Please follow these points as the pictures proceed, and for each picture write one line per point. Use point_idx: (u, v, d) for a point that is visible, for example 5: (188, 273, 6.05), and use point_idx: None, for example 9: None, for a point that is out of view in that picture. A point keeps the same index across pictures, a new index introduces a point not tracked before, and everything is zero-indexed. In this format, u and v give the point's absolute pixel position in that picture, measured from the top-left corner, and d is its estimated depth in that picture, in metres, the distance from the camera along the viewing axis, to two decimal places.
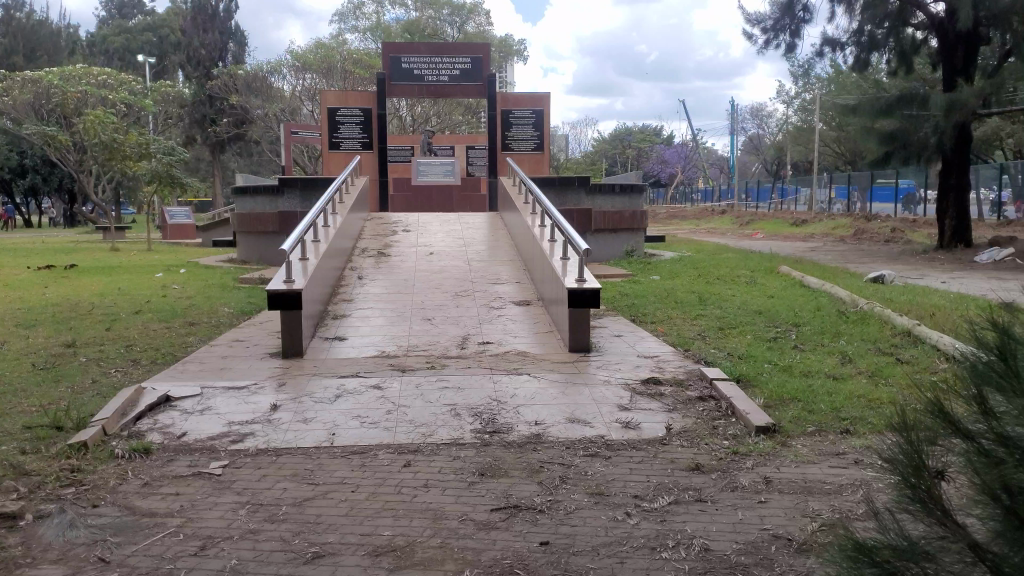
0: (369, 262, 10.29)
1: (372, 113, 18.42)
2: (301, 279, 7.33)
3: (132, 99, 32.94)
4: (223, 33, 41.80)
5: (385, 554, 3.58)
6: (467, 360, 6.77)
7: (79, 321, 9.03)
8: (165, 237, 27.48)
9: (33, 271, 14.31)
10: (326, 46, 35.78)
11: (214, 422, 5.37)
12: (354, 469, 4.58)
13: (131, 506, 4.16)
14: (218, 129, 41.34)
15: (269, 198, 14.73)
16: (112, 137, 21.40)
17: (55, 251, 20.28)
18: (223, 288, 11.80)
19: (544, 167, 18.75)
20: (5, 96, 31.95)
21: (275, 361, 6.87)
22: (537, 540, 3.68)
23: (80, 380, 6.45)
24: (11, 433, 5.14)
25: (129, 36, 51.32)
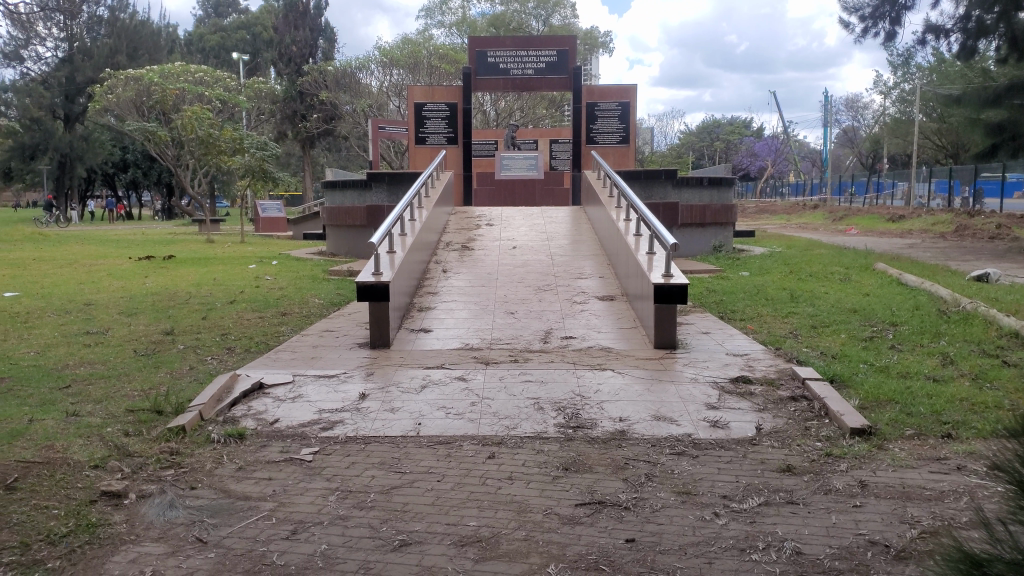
0: (453, 255, 10.37)
1: (458, 108, 18.57)
2: (389, 271, 7.43)
3: (227, 95, 34.04)
4: (313, 29, 42.83)
5: (472, 545, 3.60)
6: (551, 355, 6.75)
7: (178, 310, 9.39)
8: (258, 230, 28.31)
9: (133, 262, 14.92)
10: (412, 42, 36.27)
11: (305, 410, 5.49)
12: (439, 459, 4.63)
13: (226, 489, 4.29)
14: (309, 125, 42.09)
15: (358, 192, 14.96)
16: (209, 132, 22.16)
17: (155, 243, 21.12)
18: (313, 280, 12.08)
19: (630, 160, 18.57)
20: (110, 94, 33.40)
21: (364, 352, 7.00)
22: (622, 536, 3.65)
23: (178, 367, 6.69)
24: (115, 416, 5.38)
25: (224, 34, 53.02)
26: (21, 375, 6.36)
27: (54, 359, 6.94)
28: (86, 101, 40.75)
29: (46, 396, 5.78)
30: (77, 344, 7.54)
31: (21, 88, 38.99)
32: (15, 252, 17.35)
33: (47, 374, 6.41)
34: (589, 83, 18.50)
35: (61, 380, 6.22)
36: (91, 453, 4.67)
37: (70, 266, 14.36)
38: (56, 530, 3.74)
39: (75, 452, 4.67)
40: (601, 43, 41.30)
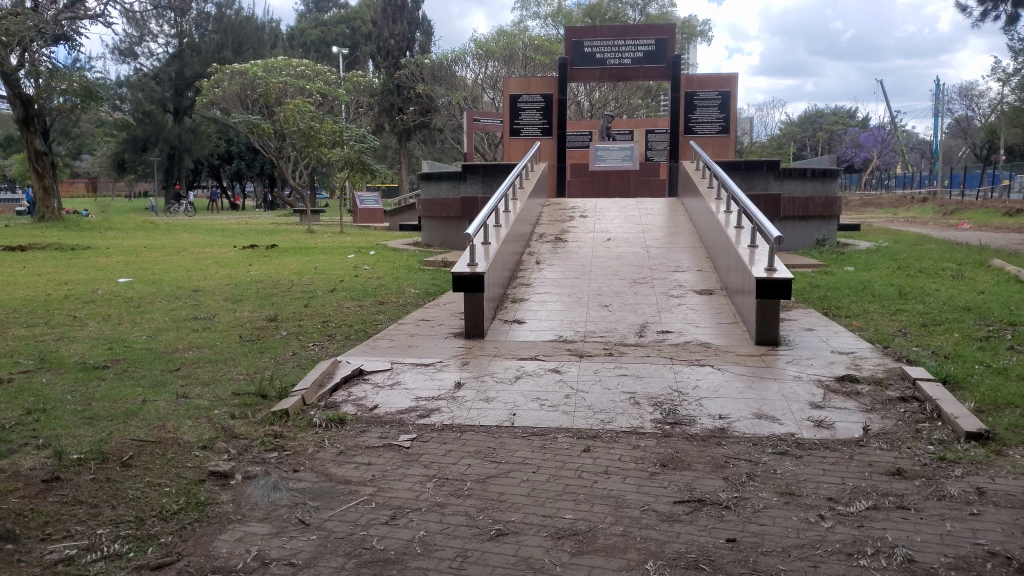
0: (547, 247, 10.34)
1: (553, 99, 18.51)
2: (484, 263, 7.46)
3: (327, 89, 34.67)
4: (410, 23, 43.44)
5: (569, 538, 3.57)
6: (646, 349, 6.65)
7: (281, 297, 9.66)
8: (357, 220, 28.94)
9: (238, 250, 15.47)
10: (508, 33, 36.37)
11: (402, 398, 5.57)
12: (534, 450, 4.61)
13: (328, 473, 4.39)
14: (405, 117, 42.69)
15: (453, 183, 15.08)
16: (310, 125, 22.75)
17: (258, 232, 21.87)
18: (409, 270, 12.27)
19: (729, 150, 18.15)
20: (217, 88, 34.70)
21: (459, 342, 7.05)
22: (723, 536, 3.56)
23: (281, 353, 6.88)
24: (223, 398, 5.57)
25: (324, 28, 54.26)
26: (135, 357, 6.67)
27: (166, 343, 7.23)
28: (194, 95, 42.35)
29: (159, 378, 6.04)
30: (186, 328, 7.85)
31: (134, 82, 40.86)
32: (129, 239, 18.23)
33: (159, 358, 6.68)
34: (688, 72, 18.17)
35: (172, 363, 6.49)
36: (200, 434, 4.85)
37: (180, 253, 15.01)
38: (168, 507, 3.91)
39: (185, 433, 4.85)
40: (699, 32, 40.53)
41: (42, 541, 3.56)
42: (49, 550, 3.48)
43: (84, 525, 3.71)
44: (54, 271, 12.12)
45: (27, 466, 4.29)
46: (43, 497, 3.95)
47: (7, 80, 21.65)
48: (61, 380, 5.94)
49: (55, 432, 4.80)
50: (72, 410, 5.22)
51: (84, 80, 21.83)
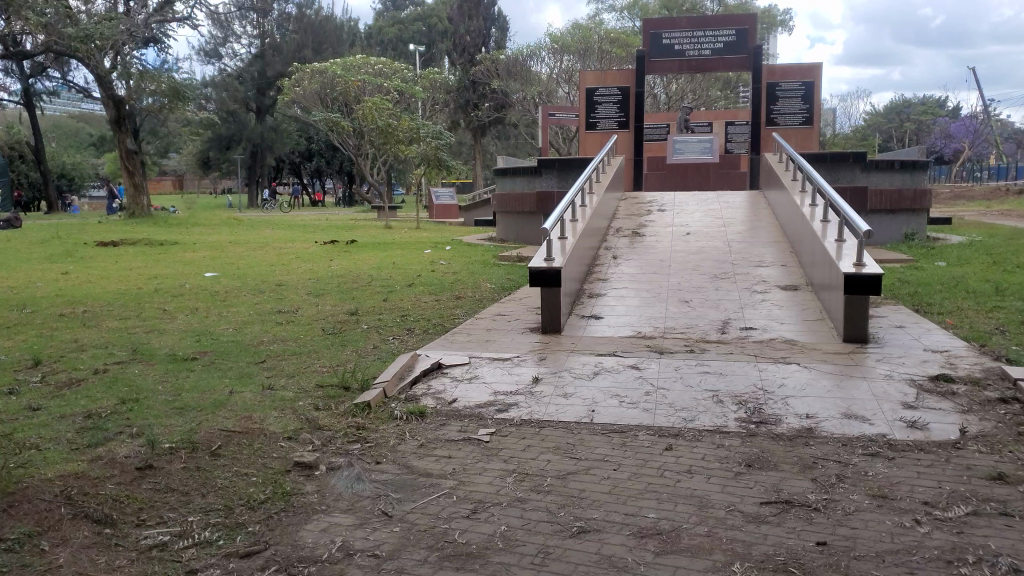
0: (624, 242, 10.24)
1: (630, 91, 18.33)
2: (561, 258, 7.43)
3: (404, 86, 35.04)
4: (486, 19, 43.61)
5: (652, 537, 3.52)
6: (729, 346, 6.52)
7: (361, 292, 9.80)
8: (432, 216, 29.23)
9: (319, 246, 15.80)
10: (584, 27, 36.28)
11: (480, 392, 5.58)
12: (614, 447, 4.56)
13: (409, 465, 4.42)
14: (481, 113, 42.93)
15: (528, 178, 15.06)
16: (388, 122, 23.07)
17: (337, 228, 22.26)
18: (485, 265, 12.29)
19: (813, 142, 17.71)
20: (298, 87, 35.44)
21: (535, 337, 7.02)
22: (813, 539, 3.45)
23: (362, 346, 6.98)
24: (307, 390, 5.68)
25: (401, 26, 54.89)
26: (222, 349, 6.85)
27: (251, 335, 7.42)
28: (276, 94, 43.38)
29: (245, 370, 6.19)
30: (271, 321, 8.04)
31: (219, 82, 42.06)
32: (214, 235, 18.79)
33: (244, 350, 6.85)
34: (770, 62, 17.81)
35: (257, 356, 6.65)
36: (285, 425, 4.94)
37: (263, 248, 15.39)
38: (255, 497, 4.00)
39: (271, 424, 4.96)
40: (780, 22, 39.66)
41: (138, 527, 3.68)
42: (144, 536, 3.60)
43: (176, 512, 3.82)
44: (145, 265, 12.56)
45: (122, 453, 4.44)
46: (136, 484, 4.08)
47: (101, 82, 22.51)
48: (152, 371, 6.15)
49: (147, 422, 4.95)
50: (164, 401, 5.38)
51: (172, 81, 22.54)
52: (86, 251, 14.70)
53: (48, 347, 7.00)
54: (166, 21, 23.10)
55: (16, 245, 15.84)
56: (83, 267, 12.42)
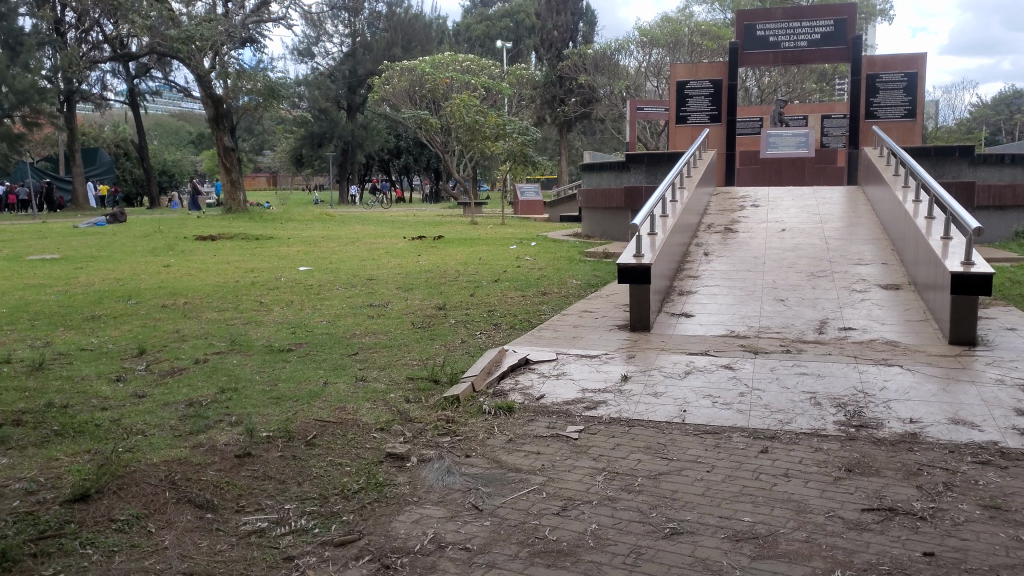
0: (715, 238, 10.04)
1: (723, 84, 17.98)
2: (651, 254, 7.32)
3: (492, 82, 35.23)
4: (573, 14, 43.46)
5: (748, 540, 3.43)
6: (827, 347, 6.31)
7: (449, 287, 9.88)
8: (517, 212, 29.32)
9: (406, 241, 16.04)
10: (674, 20, 35.83)
11: (568, 388, 5.54)
12: (707, 449, 4.47)
13: (499, 460, 4.43)
14: (568, 109, 42.84)
15: (616, 173, 14.90)
16: (475, 119, 23.25)
17: (425, 224, 22.50)
18: (571, 261, 12.23)
19: (915, 135, 17.02)
20: (388, 85, 36.01)
21: (624, 334, 6.94)
22: (919, 549, 3.30)
23: (450, 340, 7.03)
24: (398, 382, 5.76)
25: (488, 23, 55.17)
26: (317, 341, 7.00)
27: (344, 328, 7.57)
28: (366, 92, 44.21)
29: (338, 362, 6.32)
30: (362, 315, 8.20)
31: (312, 82, 43.27)
32: (307, 230, 19.28)
33: (338, 342, 6.99)
34: (870, 53, 17.28)
35: (350, 348, 6.77)
36: (377, 416, 5.01)
37: (353, 244, 15.69)
38: (349, 487, 4.07)
39: (363, 415, 5.04)
40: (879, 11, 38.38)
41: (238, 512, 3.79)
42: (244, 521, 3.70)
43: (274, 499, 3.92)
44: (242, 259, 12.96)
45: (223, 441, 4.58)
46: (236, 471, 4.20)
47: (201, 82, 23.31)
48: (250, 361, 6.34)
49: (246, 411, 5.10)
50: (261, 390, 5.54)
51: (267, 80, 23.17)
52: (187, 245, 15.24)
53: (154, 336, 7.30)
54: (262, 21, 23.65)
55: (121, 239, 16.56)
56: (184, 260, 12.90)
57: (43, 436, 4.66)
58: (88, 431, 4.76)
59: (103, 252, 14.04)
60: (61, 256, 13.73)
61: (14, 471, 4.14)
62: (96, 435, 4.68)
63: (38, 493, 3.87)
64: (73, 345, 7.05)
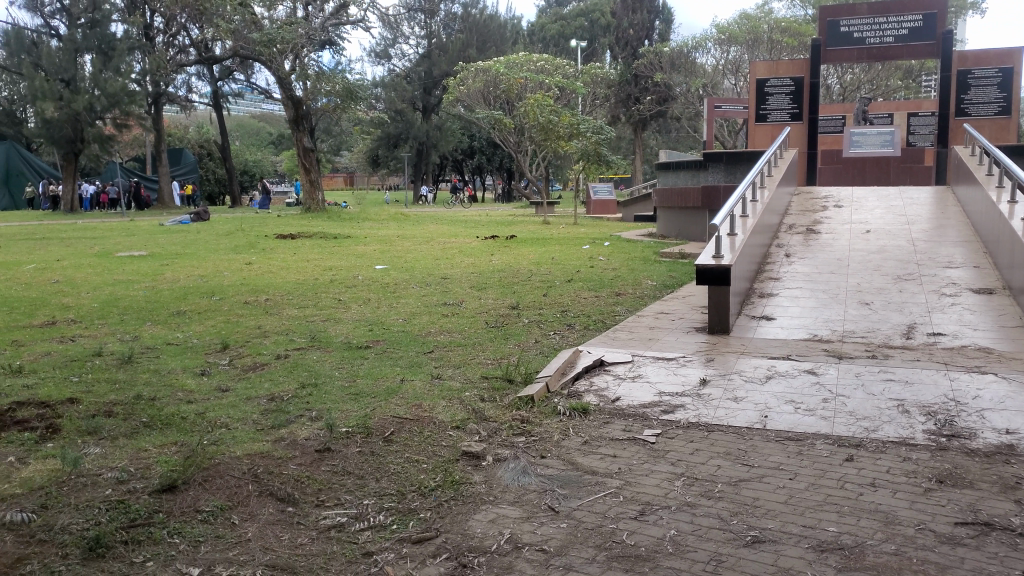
0: (796, 239, 9.80)
1: (804, 82, 17.59)
2: (731, 255, 7.19)
3: (566, 82, 35.10)
4: (650, 11, 42.93)
5: (833, 551, 3.33)
6: (915, 353, 6.09)
7: (522, 286, 9.88)
8: (590, 212, 29.20)
9: (480, 241, 16.13)
10: (753, 17, 35.13)
11: (645, 391, 5.48)
12: (790, 455, 4.35)
13: (574, 462, 4.40)
14: (643, 108, 42.49)
15: (693, 172, 14.70)
16: (549, 119, 23.31)
17: (498, 223, 22.59)
18: (646, 261, 12.11)
19: (1010, 134, 16.34)
20: (463, 86, 36.29)
21: (702, 337, 6.83)
22: (1019, 568, 3.15)
23: (524, 340, 7.03)
24: (473, 381, 5.78)
25: (563, 22, 54.95)
26: (393, 339, 7.08)
27: (419, 326, 7.64)
28: (441, 93, 44.64)
29: (415, 360, 6.37)
30: (437, 313, 8.25)
31: (388, 83, 43.89)
32: (382, 229, 19.56)
33: (413, 340, 7.05)
34: (962, 48, 16.65)
35: (425, 346, 6.83)
36: (453, 414, 5.04)
37: (428, 243, 15.83)
38: (426, 484, 4.10)
39: (440, 412, 5.07)
40: (970, 4, 36.95)
41: (318, 507, 3.85)
42: (323, 516, 3.76)
43: (353, 495, 3.97)
44: (321, 258, 13.22)
45: (304, 435, 4.67)
46: (316, 466, 4.27)
47: (281, 83, 23.82)
48: (329, 358, 6.46)
49: (325, 406, 5.18)
50: (340, 387, 5.62)
51: (345, 82, 23.53)
52: (267, 243, 15.64)
53: (236, 332, 7.49)
54: (342, 23, 24.01)
55: (206, 237, 17.10)
56: (265, 257, 13.23)
57: (133, 427, 4.83)
58: (175, 423, 4.90)
59: (188, 250, 14.47)
60: (149, 253, 14.20)
61: (106, 460, 4.29)
62: (182, 428, 4.81)
63: (129, 482, 4.01)
64: (160, 340, 7.28)
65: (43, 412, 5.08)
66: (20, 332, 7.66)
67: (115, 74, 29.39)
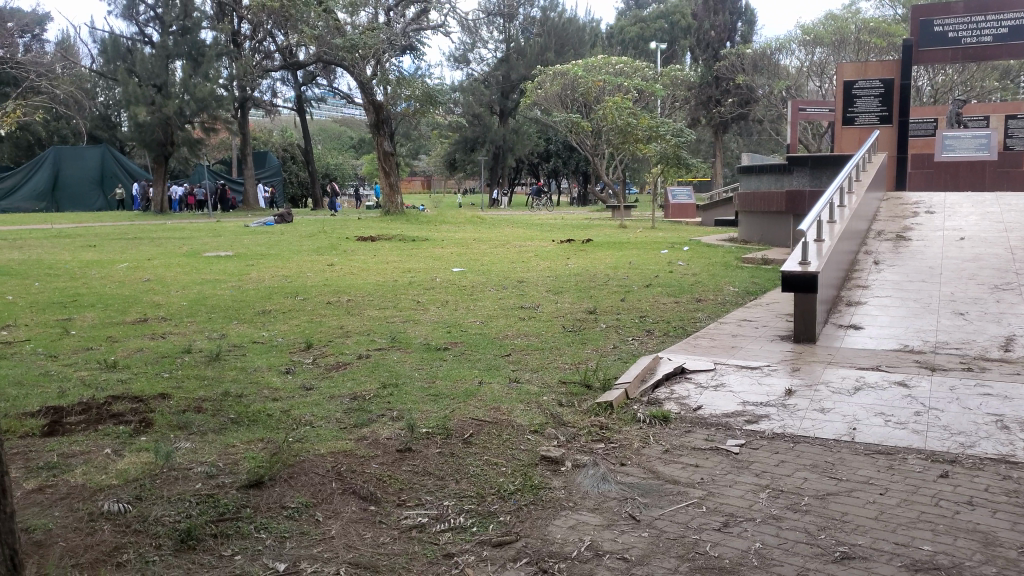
0: (886, 247, 9.48)
1: (894, 84, 17.02)
2: (817, 261, 6.99)
3: (645, 84, 34.79)
4: (731, 13, 42.53)
5: (927, 571, 3.20)
6: (1015, 366, 5.83)
7: (599, 291, 9.83)
8: (669, 216, 28.92)
9: (556, 244, 16.12)
10: (839, 18, 34.27)
11: (727, 400, 5.37)
12: (880, 470, 4.21)
13: (655, 470, 4.35)
14: (724, 110, 41.94)
15: (776, 176, 14.39)
16: (627, 121, 23.39)
17: (574, 227, 22.58)
18: (727, 267, 11.90)
19: None
20: (541, 89, 36.49)
21: (786, 346, 6.67)
22: None
23: (602, 345, 7.00)
24: (551, 385, 5.77)
25: (643, 24, 54.48)
26: (471, 341, 7.12)
27: (496, 329, 7.68)
28: (518, 97, 44.87)
29: (492, 362, 6.41)
30: (513, 316, 8.29)
31: (466, 87, 44.32)
32: (459, 232, 19.72)
33: (491, 343, 7.08)
34: None
35: (503, 349, 6.86)
36: (531, 418, 5.04)
37: (505, 246, 15.88)
38: (506, 487, 4.11)
39: (518, 416, 5.08)
40: None
41: (399, 507, 3.89)
42: (405, 516, 3.80)
43: (433, 495, 4.00)
44: (399, 260, 13.41)
45: (385, 434, 4.74)
46: (397, 465, 4.32)
47: (363, 88, 24.28)
48: (408, 358, 6.53)
49: (406, 407, 5.24)
50: (419, 387, 5.68)
51: (426, 86, 23.87)
52: (349, 244, 15.97)
53: (319, 331, 7.65)
54: (422, 28, 24.48)
55: (289, 238, 17.53)
56: (346, 259, 13.49)
57: (222, 423, 4.97)
58: (262, 420, 5.03)
59: (273, 252, 14.84)
60: (236, 254, 14.63)
61: (196, 455, 4.42)
62: (269, 424, 4.94)
63: (218, 477, 4.13)
64: (246, 338, 7.48)
65: (136, 407, 5.27)
66: (114, 328, 7.97)
67: (204, 80, 30.35)
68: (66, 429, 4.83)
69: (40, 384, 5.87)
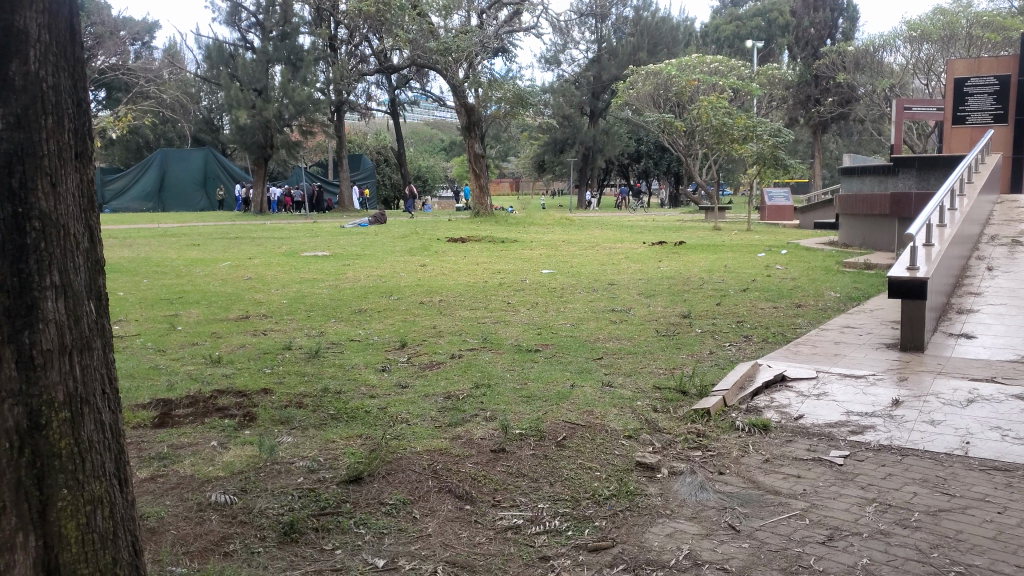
0: (999, 252, 9.01)
1: (1010, 80, 16.18)
2: (927, 266, 6.70)
3: (741, 83, 33.98)
4: (832, 9, 41.17)
5: None
6: None
7: (693, 295, 9.67)
8: (765, 218, 28.27)
9: (648, 246, 15.92)
10: (949, 12, 32.67)
11: (831, 410, 5.20)
12: (997, 487, 4.01)
13: (755, 480, 4.24)
14: (824, 108, 40.92)
15: (880, 178, 13.87)
16: (722, 121, 22.93)
17: (666, 228, 22.26)
18: (827, 271, 11.54)
19: None
20: (633, 90, 36.11)
21: (892, 354, 6.43)
22: None
23: (697, 350, 6.88)
24: (645, 391, 5.70)
25: (739, 22, 53.32)
26: (562, 343, 7.11)
27: (587, 331, 7.64)
28: (609, 97, 44.61)
29: (584, 365, 6.39)
30: (605, 319, 8.23)
31: (557, 88, 44.15)
32: (549, 233, 19.73)
33: (583, 346, 7.05)
34: None
35: (595, 352, 6.82)
36: (625, 423, 5.00)
37: (596, 248, 15.79)
38: (600, 492, 4.08)
39: (612, 420, 5.04)
40: None
41: (494, 507, 3.91)
42: (500, 516, 3.81)
43: (528, 497, 4.01)
44: (491, 261, 13.48)
45: (479, 434, 4.77)
46: (492, 465, 4.34)
47: (456, 91, 24.50)
48: (501, 359, 6.56)
49: (499, 407, 5.26)
50: (512, 388, 5.70)
51: (517, 88, 23.97)
52: (441, 245, 16.19)
53: (412, 331, 7.76)
54: (514, 30, 24.61)
55: (383, 238, 17.83)
56: (439, 260, 13.63)
57: (321, 419, 5.09)
58: (359, 417, 5.13)
59: (367, 251, 15.13)
60: (332, 253, 14.99)
61: (298, 449, 4.54)
62: (366, 421, 5.04)
63: (318, 471, 4.23)
64: (343, 336, 7.66)
65: (240, 401, 5.46)
66: (218, 325, 8.27)
67: (302, 84, 31.14)
68: (175, 421, 5.03)
69: (150, 377, 6.14)
